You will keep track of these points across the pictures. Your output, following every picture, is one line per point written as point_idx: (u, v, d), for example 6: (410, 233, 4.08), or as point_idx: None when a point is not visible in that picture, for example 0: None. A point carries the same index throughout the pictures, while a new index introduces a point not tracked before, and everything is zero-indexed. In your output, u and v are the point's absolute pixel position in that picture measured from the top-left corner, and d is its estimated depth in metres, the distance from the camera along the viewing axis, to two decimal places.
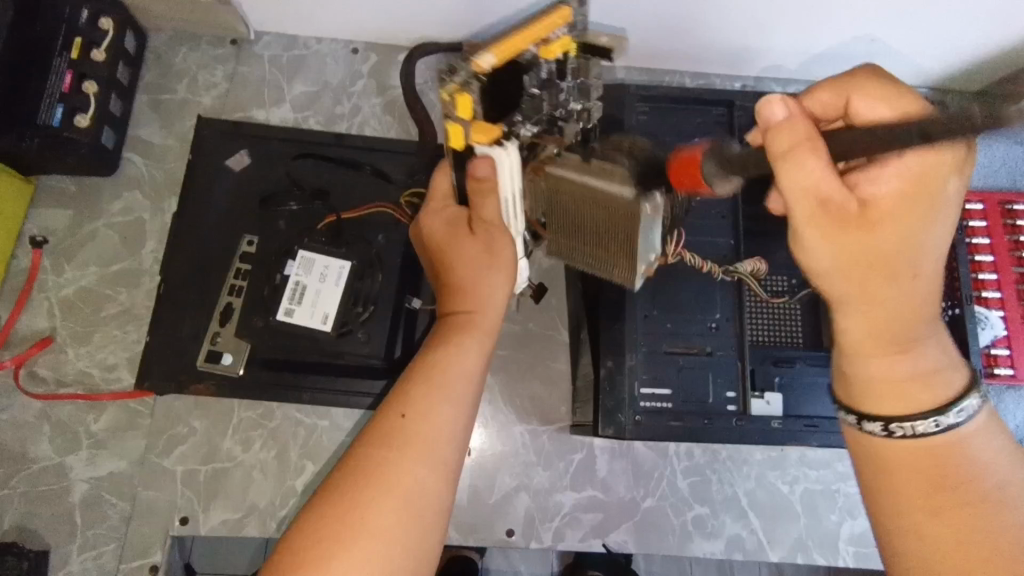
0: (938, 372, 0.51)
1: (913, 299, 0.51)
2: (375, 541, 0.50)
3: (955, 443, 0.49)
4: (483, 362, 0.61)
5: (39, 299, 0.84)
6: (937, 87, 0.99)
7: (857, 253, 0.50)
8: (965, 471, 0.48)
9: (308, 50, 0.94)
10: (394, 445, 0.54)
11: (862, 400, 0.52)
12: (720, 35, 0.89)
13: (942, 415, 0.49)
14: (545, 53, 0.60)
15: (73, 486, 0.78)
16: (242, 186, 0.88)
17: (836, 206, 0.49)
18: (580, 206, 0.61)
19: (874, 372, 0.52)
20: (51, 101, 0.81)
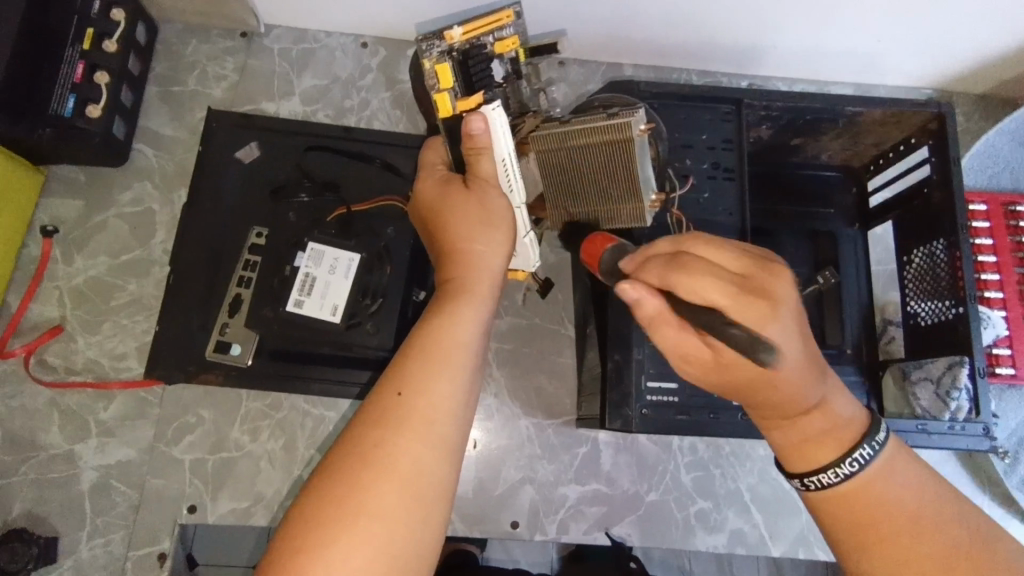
0: (841, 420, 0.54)
1: (797, 395, 0.51)
2: (375, 519, 0.50)
3: (864, 485, 0.52)
4: (481, 331, 0.61)
5: (49, 288, 0.84)
6: (942, 88, 1.00)
7: (729, 386, 0.53)
8: (879, 506, 0.52)
9: (318, 43, 0.94)
10: (392, 423, 0.54)
11: (789, 463, 0.56)
12: (728, 34, 0.90)
13: (841, 465, 0.53)
14: (500, 45, 0.72)
15: (82, 474, 0.79)
16: (252, 177, 0.89)
17: (701, 358, 0.52)
18: (576, 150, 0.68)
19: (790, 439, 0.55)
20: (63, 91, 0.80)
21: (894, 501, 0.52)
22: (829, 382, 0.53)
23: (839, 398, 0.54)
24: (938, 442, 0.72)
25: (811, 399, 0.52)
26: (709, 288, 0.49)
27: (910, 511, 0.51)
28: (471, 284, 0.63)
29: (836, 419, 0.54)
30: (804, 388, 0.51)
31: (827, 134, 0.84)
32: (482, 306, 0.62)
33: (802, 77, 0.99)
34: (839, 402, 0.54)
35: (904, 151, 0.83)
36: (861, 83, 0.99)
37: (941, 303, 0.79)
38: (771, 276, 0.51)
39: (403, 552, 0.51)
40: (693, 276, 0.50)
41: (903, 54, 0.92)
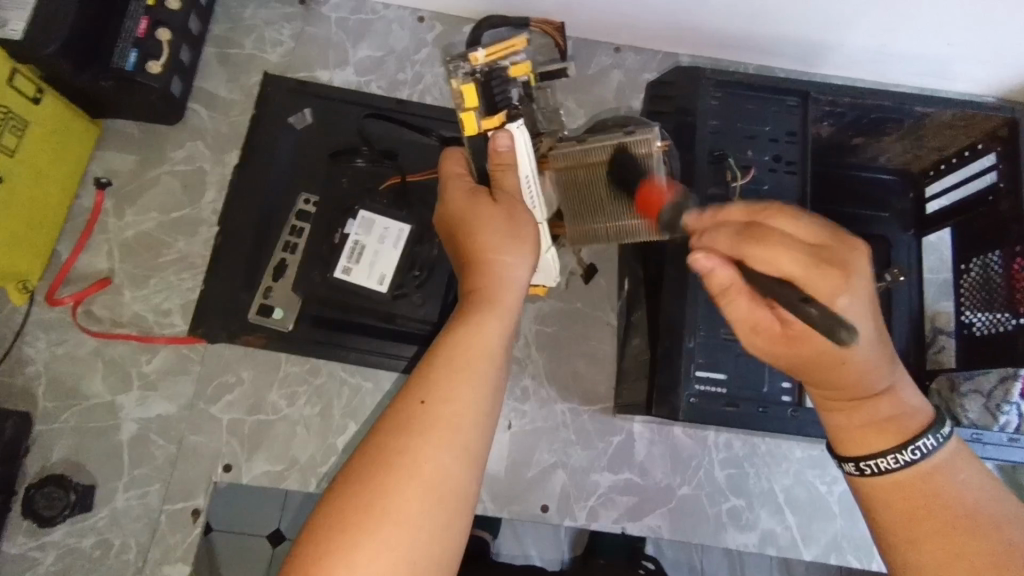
0: (898, 413, 0.54)
1: (865, 374, 0.53)
2: (399, 527, 0.50)
3: (923, 477, 0.52)
4: (506, 339, 0.61)
5: (100, 240, 0.85)
6: (1007, 97, 0.97)
7: (801, 359, 0.54)
8: (941, 500, 0.51)
9: (375, 14, 0.94)
10: (417, 427, 0.53)
11: (850, 447, 0.55)
12: (793, 28, 0.88)
13: (901, 452, 0.52)
14: (514, 69, 0.69)
15: (122, 425, 0.80)
16: (306, 144, 0.89)
17: (772, 332, 0.54)
18: (595, 168, 0.69)
19: (841, 422, 0.56)
20: (126, 45, 0.81)
21: (956, 496, 0.51)
22: (897, 369, 0.55)
23: (906, 386, 0.55)
24: (993, 454, 0.70)
25: (879, 381, 0.54)
26: (782, 258, 0.51)
27: (972, 508, 0.50)
28: (499, 295, 0.63)
29: (885, 413, 0.54)
30: (870, 362, 0.52)
31: (890, 134, 0.82)
32: (507, 318, 0.62)
33: (862, 78, 0.97)
34: (905, 392, 0.55)
35: (969, 157, 0.81)
36: (923, 86, 0.97)
37: (997, 314, 0.78)
38: (840, 270, 0.51)
39: (428, 561, 0.51)
40: (773, 246, 0.51)
41: (972, 59, 0.89)
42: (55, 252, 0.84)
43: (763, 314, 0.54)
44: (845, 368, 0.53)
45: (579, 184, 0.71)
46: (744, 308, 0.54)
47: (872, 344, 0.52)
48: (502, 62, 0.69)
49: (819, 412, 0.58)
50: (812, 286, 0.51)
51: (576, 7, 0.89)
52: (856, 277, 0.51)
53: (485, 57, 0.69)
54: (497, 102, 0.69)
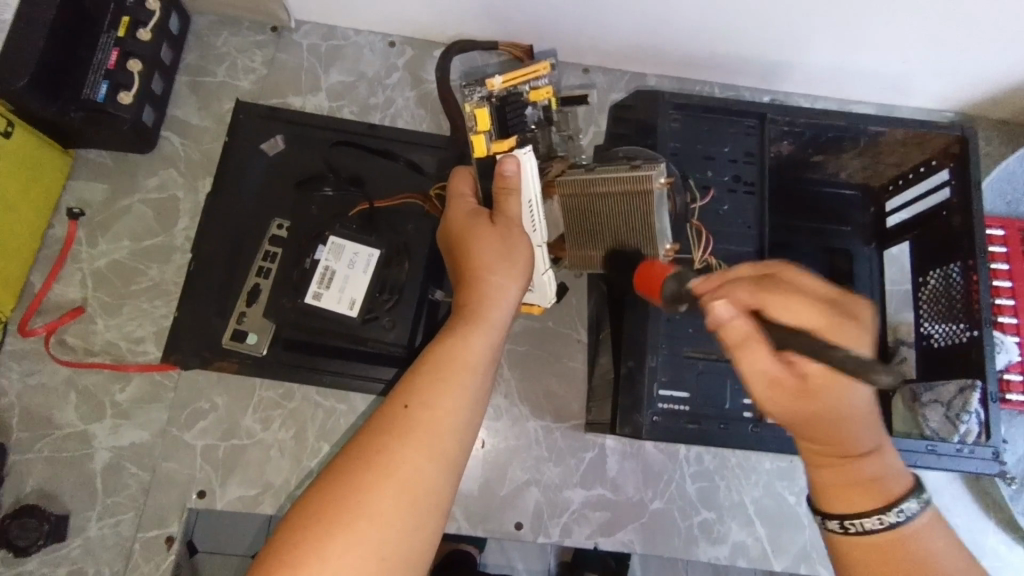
0: (879, 474, 0.54)
1: (857, 430, 0.53)
2: (373, 525, 0.51)
3: (900, 541, 0.51)
4: (492, 353, 0.62)
5: (72, 269, 0.86)
6: (965, 112, 1.00)
7: (809, 412, 0.52)
8: (915, 566, 0.50)
9: (346, 40, 0.96)
10: (400, 431, 0.54)
11: (833, 503, 0.54)
12: (754, 48, 0.90)
13: (886, 513, 0.52)
14: (534, 93, 0.78)
15: (95, 454, 0.80)
16: (280, 170, 0.90)
17: (789, 387, 0.52)
18: (596, 198, 0.70)
19: (828, 481, 0.55)
20: (97, 77, 0.83)
21: (933, 562, 0.50)
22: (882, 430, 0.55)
23: (892, 450, 0.55)
24: (948, 464, 0.74)
25: (868, 439, 0.53)
26: (802, 308, 0.50)
27: (948, 575, 0.49)
28: (486, 311, 0.64)
29: (870, 475, 0.53)
30: (858, 421, 0.53)
31: (847, 152, 0.84)
32: (495, 333, 0.63)
33: (824, 96, 0.99)
34: (891, 455, 0.55)
35: (925, 172, 0.84)
36: (883, 103, 1.00)
37: (955, 326, 0.79)
38: (843, 321, 0.50)
39: (398, 560, 0.51)
40: (791, 297, 0.51)
41: (929, 76, 0.92)
42: (28, 282, 0.85)
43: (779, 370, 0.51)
44: (843, 425, 0.52)
45: (581, 212, 0.72)
46: (761, 362, 0.52)
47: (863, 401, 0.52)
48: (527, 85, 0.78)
49: (809, 474, 0.56)
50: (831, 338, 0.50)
51: (542, 32, 0.91)
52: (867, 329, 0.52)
53: (513, 80, 0.77)
54: (509, 126, 0.77)
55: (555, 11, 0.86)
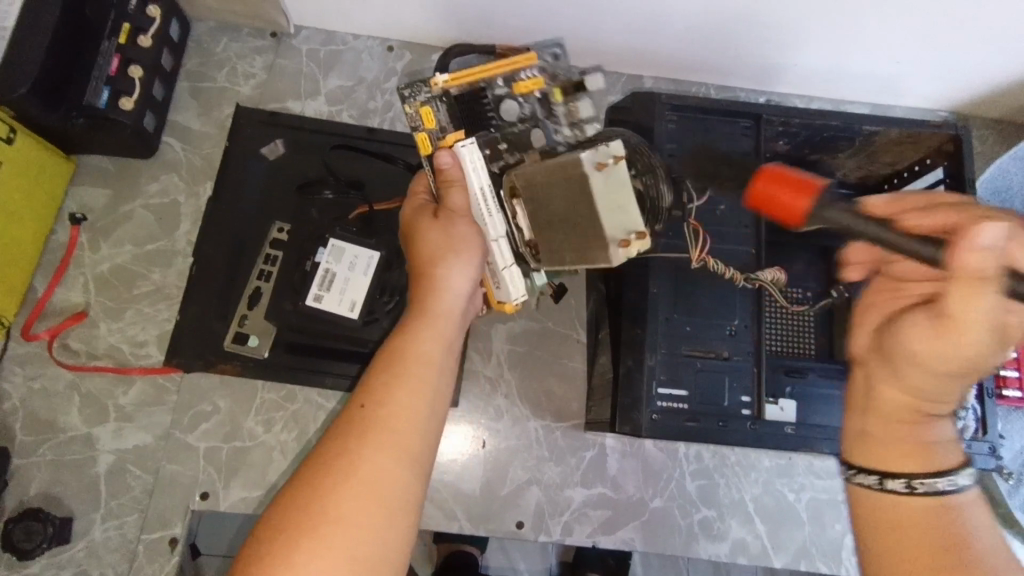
0: (940, 441, 0.49)
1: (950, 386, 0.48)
2: (338, 528, 0.50)
3: (951, 511, 0.47)
4: (445, 346, 0.62)
5: (75, 274, 0.86)
6: (958, 111, 1.01)
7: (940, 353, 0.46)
8: (960, 539, 0.45)
9: (345, 45, 0.97)
10: (356, 432, 0.54)
11: (885, 463, 0.49)
12: (749, 50, 0.91)
13: (940, 479, 0.47)
14: (517, 87, 0.71)
15: (99, 457, 0.81)
16: (278, 174, 0.91)
17: (935, 329, 0.46)
18: (545, 188, 0.64)
19: (867, 428, 0.51)
20: (98, 84, 0.83)
21: (985, 539, 0.45)
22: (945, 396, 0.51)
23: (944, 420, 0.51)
24: None
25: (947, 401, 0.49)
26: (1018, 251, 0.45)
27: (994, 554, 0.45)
28: (435, 307, 0.64)
29: (929, 440, 0.49)
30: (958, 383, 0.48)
31: (842, 152, 0.85)
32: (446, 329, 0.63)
33: (819, 96, 1.00)
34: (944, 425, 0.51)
35: (919, 171, 0.84)
36: (877, 103, 1.00)
37: None
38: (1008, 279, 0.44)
39: (371, 561, 0.50)
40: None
41: (923, 76, 0.93)
42: (31, 287, 0.85)
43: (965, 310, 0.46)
44: (957, 382, 0.48)
45: (535, 204, 0.66)
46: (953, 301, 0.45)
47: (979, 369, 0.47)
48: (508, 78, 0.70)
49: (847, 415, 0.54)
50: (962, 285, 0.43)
51: (539, 35, 0.92)
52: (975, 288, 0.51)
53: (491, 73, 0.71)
54: (464, 123, 0.72)
55: (551, 14, 0.87)
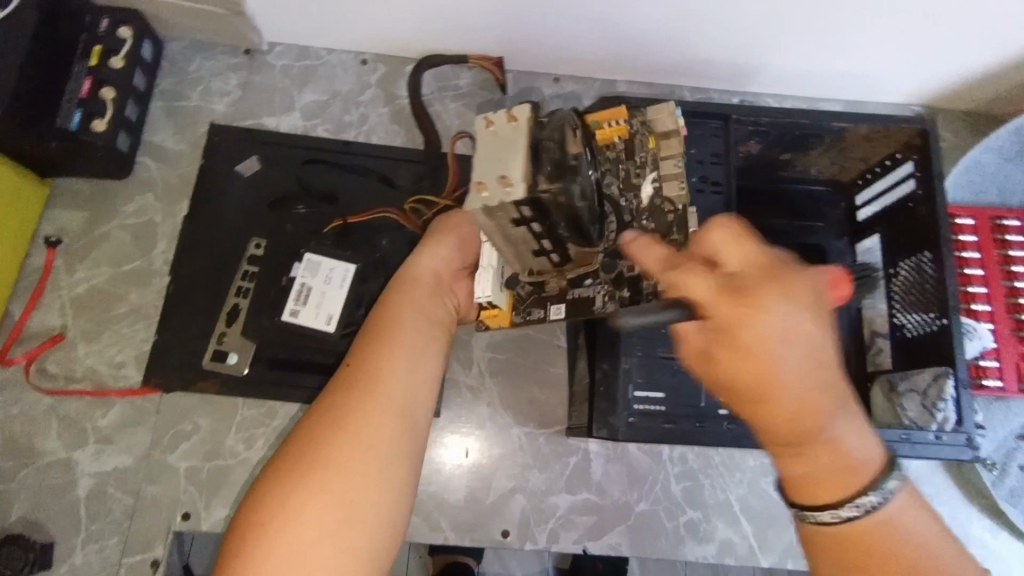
0: (861, 458, 0.50)
1: (810, 409, 0.48)
2: (329, 470, 0.57)
3: (880, 526, 0.49)
4: (427, 315, 0.71)
5: (51, 298, 0.86)
6: (931, 105, 1.01)
7: (722, 386, 0.50)
8: (889, 552, 0.49)
9: (319, 60, 0.97)
10: (346, 390, 0.63)
11: (803, 489, 0.51)
12: (720, 51, 0.91)
13: (859, 501, 0.49)
14: (604, 133, 0.70)
15: (79, 480, 0.80)
16: (254, 191, 0.91)
17: (702, 352, 0.50)
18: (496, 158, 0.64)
19: (794, 472, 0.50)
20: (70, 106, 0.84)
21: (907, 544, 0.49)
22: (844, 414, 0.49)
23: (854, 434, 0.50)
24: (920, 452, 0.74)
25: (828, 425, 0.48)
26: (784, 303, 0.47)
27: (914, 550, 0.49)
28: (414, 283, 0.73)
29: (849, 458, 0.49)
30: (828, 397, 0.48)
31: (815, 149, 0.86)
32: (426, 299, 0.72)
33: (794, 95, 1.00)
34: (855, 439, 0.50)
35: (891, 165, 0.85)
36: (851, 100, 1.01)
37: (925, 315, 0.80)
38: (789, 276, 0.49)
39: (359, 499, 0.57)
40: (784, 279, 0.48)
41: (894, 72, 0.93)
42: (7, 312, 0.85)
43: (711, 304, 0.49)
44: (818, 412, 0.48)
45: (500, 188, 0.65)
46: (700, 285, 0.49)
47: (818, 381, 0.48)
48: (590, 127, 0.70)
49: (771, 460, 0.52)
50: (730, 300, 0.48)
51: (511, 43, 0.93)
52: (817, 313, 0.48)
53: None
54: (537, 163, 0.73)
55: (522, 22, 0.88)
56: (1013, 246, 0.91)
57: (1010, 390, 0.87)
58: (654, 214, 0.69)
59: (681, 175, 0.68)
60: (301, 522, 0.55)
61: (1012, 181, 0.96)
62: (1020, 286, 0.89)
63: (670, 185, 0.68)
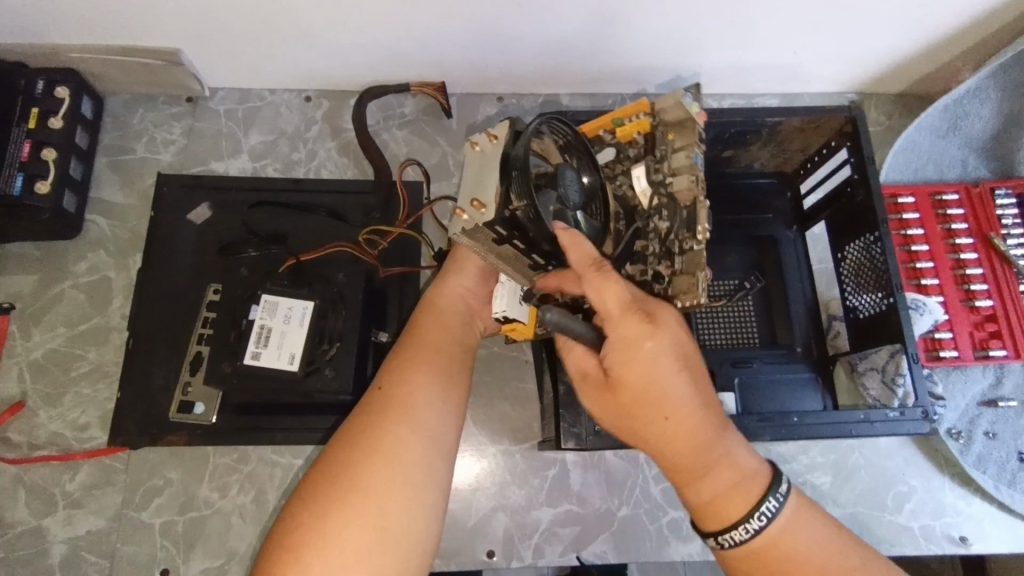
0: (749, 474, 0.60)
1: (694, 435, 0.58)
2: (366, 495, 0.57)
3: (775, 539, 0.59)
4: (454, 340, 0.71)
5: (9, 365, 0.85)
6: (863, 91, 1.05)
7: (618, 411, 0.61)
8: (787, 564, 0.58)
9: (262, 101, 0.98)
10: (379, 413, 0.62)
11: (706, 514, 0.60)
12: (655, 58, 0.93)
13: (751, 519, 0.58)
14: (623, 129, 0.68)
15: (51, 548, 0.79)
16: (206, 238, 0.91)
17: (597, 380, 0.62)
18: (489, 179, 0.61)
19: (700, 501, 0.60)
20: (11, 172, 0.83)
21: (807, 554, 0.58)
22: (730, 439, 0.60)
23: (742, 452, 0.61)
24: (882, 430, 0.76)
25: (715, 449, 0.59)
26: (667, 331, 0.58)
27: (817, 561, 0.58)
28: (438, 316, 0.72)
29: (739, 476, 0.59)
30: (703, 427, 0.59)
31: (754, 144, 0.88)
32: (450, 329, 0.71)
33: (732, 93, 1.03)
34: (743, 458, 0.60)
35: (827, 154, 0.88)
36: (786, 93, 1.04)
37: (877, 294, 0.82)
38: (661, 306, 0.60)
39: (394, 526, 0.57)
40: (666, 313, 0.59)
41: (823, 63, 0.96)
42: None
43: (615, 322, 0.58)
44: (698, 427, 0.59)
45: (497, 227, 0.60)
46: (612, 293, 0.58)
47: (694, 403, 0.58)
48: (610, 126, 0.69)
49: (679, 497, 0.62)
50: (622, 323, 0.58)
51: (450, 69, 0.94)
52: (679, 337, 0.59)
53: (595, 127, 0.70)
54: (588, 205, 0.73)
55: (459, 48, 0.89)
56: (955, 220, 0.94)
57: (967, 359, 0.89)
58: (668, 211, 0.65)
59: (695, 167, 0.63)
60: (339, 544, 0.55)
61: (946, 156, 0.99)
62: (965, 257, 0.92)
63: (683, 179, 0.63)
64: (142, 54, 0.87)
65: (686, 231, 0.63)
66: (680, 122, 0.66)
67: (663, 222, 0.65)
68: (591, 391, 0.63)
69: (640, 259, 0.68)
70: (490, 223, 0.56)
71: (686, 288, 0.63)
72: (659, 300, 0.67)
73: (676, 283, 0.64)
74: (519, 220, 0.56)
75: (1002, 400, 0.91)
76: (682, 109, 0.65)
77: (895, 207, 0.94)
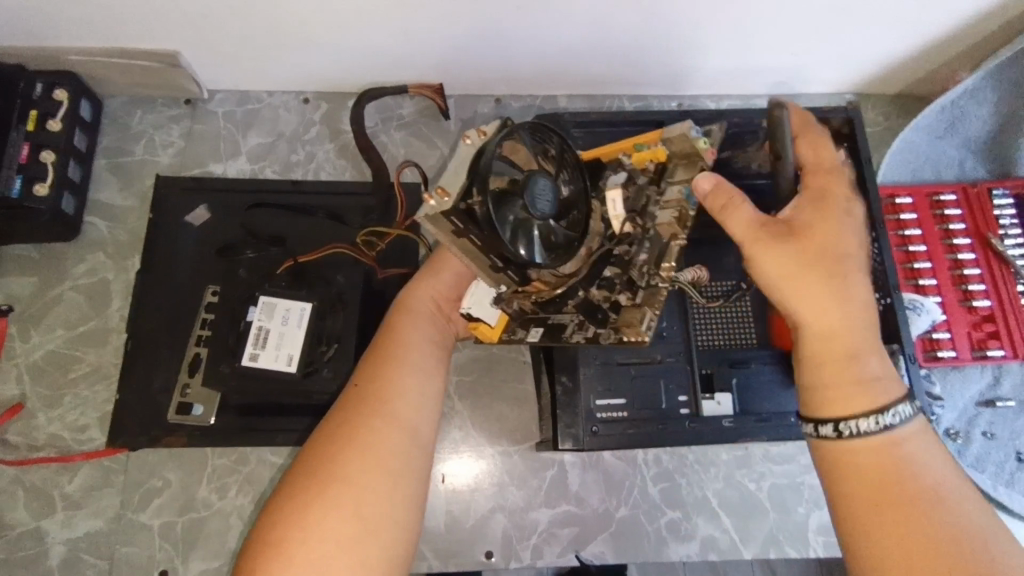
0: (878, 379, 0.54)
1: (847, 313, 0.55)
2: (346, 487, 0.56)
3: (893, 446, 0.52)
4: (431, 336, 0.69)
5: (8, 366, 0.85)
6: (860, 92, 1.05)
7: (789, 267, 0.57)
8: (901, 473, 0.51)
9: (261, 103, 0.98)
10: (357, 407, 0.61)
11: (828, 405, 0.55)
12: (654, 59, 0.94)
13: (879, 415, 0.52)
14: (638, 155, 0.66)
15: (50, 550, 0.79)
16: (204, 240, 0.91)
17: (775, 231, 0.59)
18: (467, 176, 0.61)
19: (819, 386, 0.55)
20: (10, 173, 0.83)
21: (939, 476, 0.51)
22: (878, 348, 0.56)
23: (883, 363, 0.55)
24: None
25: (861, 338, 0.55)
26: (829, 201, 0.61)
27: (935, 482, 0.50)
28: (414, 313, 0.71)
29: (871, 376, 0.54)
30: (850, 297, 0.56)
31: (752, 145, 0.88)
32: (427, 327, 0.70)
33: (729, 94, 1.03)
34: (881, 364, 0.55)
35: None
36: (784, 94, 1.04)
37: (873, 295, 0.82)
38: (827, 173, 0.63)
39: (376, 518, 0.56)
40: (836, 184, 0.62)
41: (821, 64, 0.97)
42: None
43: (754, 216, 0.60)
44: (828, 296, 0.56)
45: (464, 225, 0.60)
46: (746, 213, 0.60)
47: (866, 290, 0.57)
48: (628, 149, 0.67)
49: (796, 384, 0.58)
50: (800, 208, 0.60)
51: (448, 71, 0.94)
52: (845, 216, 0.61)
53: (612, 150, 0.68)
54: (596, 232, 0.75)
55: (458, 50, 0.89)
56: (953, 220, 0.94)
57: (965, 359, 0.89)
58: (648, 241, 0.66)
59: (683, 203, 0.65)
60: (319, 539, 0.54)
61: (943, 157, 0.99)
62: (963, 257, 0.92)
63: (668, 213, 0.66)
64: (140, 56, 0.87)
65: (653, 266, 0.66)
66: (691, 158, 0.65)
67: (637, 251, 0.67)
68: (748, 246, 0.59)
69: (607, 285, 0.68)
70: (447, 212, 0.56)
71: (630, 322, 0.66)
72: (608, 328, 0.68)
73: (627, 314, 0.67)
74: (475, 216, 0.57)
75: (999, 400, 0.91)
76: (701, 145, 0.63)
77: (893, 208, 0.94)
